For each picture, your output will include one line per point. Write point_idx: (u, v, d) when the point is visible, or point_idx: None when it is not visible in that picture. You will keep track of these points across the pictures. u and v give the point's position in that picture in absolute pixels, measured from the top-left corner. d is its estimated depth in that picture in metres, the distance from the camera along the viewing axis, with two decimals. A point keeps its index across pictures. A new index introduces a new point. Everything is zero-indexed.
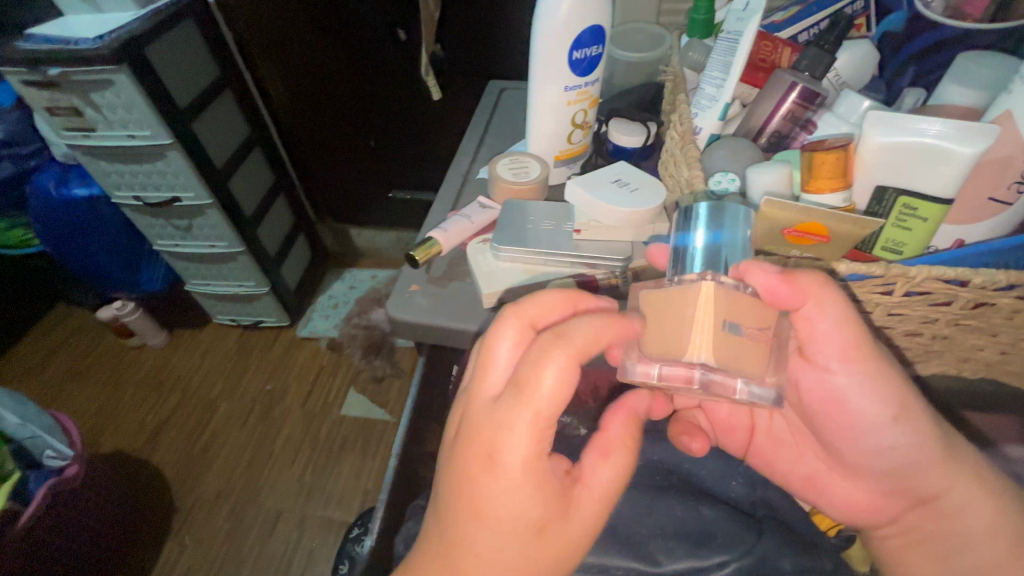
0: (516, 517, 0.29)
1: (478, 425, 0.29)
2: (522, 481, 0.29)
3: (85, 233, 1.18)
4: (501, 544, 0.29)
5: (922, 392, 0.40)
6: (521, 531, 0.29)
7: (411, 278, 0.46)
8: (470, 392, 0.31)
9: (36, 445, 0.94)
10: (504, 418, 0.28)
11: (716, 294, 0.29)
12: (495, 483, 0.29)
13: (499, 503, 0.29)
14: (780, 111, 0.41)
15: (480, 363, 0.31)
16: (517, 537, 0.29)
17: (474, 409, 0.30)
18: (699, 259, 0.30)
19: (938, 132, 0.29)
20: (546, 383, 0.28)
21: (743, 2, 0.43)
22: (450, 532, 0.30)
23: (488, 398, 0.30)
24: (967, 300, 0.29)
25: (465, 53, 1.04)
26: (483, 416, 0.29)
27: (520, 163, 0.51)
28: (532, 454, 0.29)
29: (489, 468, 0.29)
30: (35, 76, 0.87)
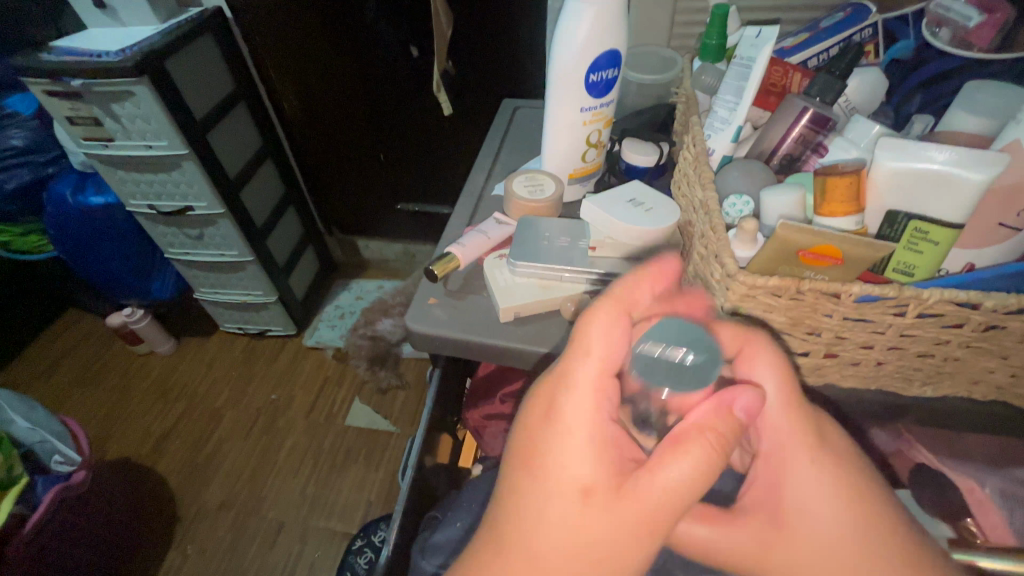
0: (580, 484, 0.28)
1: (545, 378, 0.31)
2: (588, 445, 0.28)
3: (99, 239, 1.20)
4: (567, 517, 0.27)
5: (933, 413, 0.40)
6: (590, 503, 0.27)
7: (429, 291, 0.46)
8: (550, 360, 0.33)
9: (46, 450, 0.94)
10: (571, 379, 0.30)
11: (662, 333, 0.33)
12: (561, 444, 0.29)
13: (567, 468, 0.28)
14: (791, 134, 0.42)
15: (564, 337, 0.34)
16: (587, 512, 0.27)
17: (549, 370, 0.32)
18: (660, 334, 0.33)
19: (948, 159, 0.30)
20: (598, 340, 0.30)
21: (755, 29, 0.45)
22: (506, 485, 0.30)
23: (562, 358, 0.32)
24: (979, 323, 0.30)
25: (477, 70, 1.06)
26: (550, 383, 0.30)
27: (536, 181, 0.53)
28: (597, 418, 0.29)
29: (553, 430, 0.29)
30: (58, 86, 0.90)
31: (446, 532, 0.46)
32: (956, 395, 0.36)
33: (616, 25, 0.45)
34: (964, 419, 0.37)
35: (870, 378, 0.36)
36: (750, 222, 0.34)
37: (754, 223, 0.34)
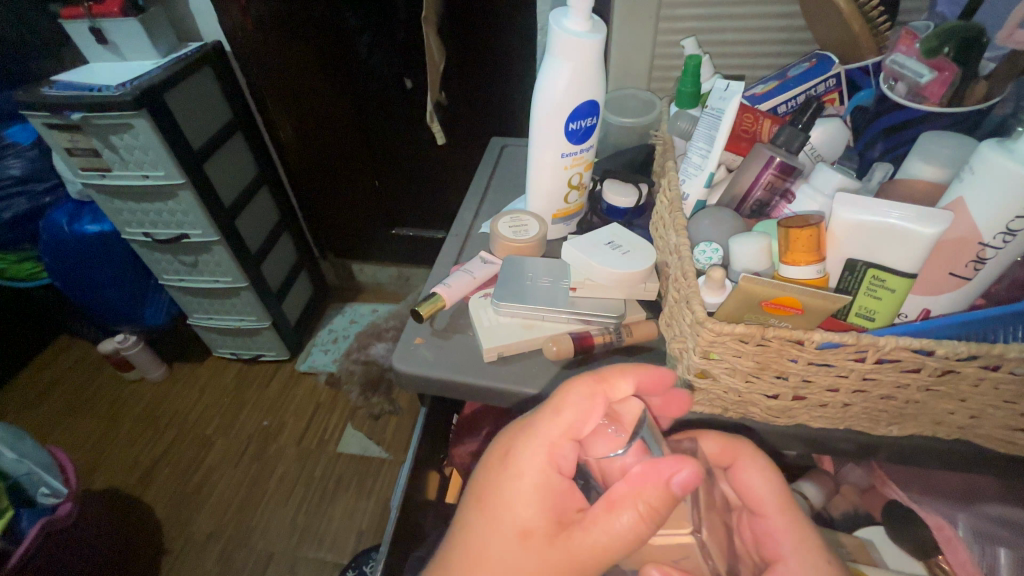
0: (522, 528, 0.30)
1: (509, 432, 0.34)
2: (537, 494, 0.31)
3: (94, 267, 1.21)
4: (508, 560, 0.30)
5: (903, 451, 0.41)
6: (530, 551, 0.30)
7: (415, 330, 0.48)
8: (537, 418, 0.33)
9: (32, 481, 0.93)
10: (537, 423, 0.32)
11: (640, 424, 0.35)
12: (511, 485, 0.31)
13: (514, 509, 0.31)
14: (761, 181, 0.44)
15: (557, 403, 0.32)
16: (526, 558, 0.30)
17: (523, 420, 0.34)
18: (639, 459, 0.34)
19: (900, 215, 0.32)
20: (572, 408, 0.32)
21: (724, 82, 0.47)
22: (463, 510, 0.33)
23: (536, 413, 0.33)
24: (935, 368, 0.31)
25: (469, 101, 1.10)
26: (516, 430, 0.33)
27: (520, 221, 0.54)
28: (546, 471, 0.31)
29: (510, 475, 0.32)
30: (58, 119, 0.92)
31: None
32: (923, 434, 0.37)
33: (593, 77, 0.47)
34: (932, 455, 0.38)
35: (838, 419, 0.37)
36: (719, 269, 0.36)
37: (723, 270, 0.36)
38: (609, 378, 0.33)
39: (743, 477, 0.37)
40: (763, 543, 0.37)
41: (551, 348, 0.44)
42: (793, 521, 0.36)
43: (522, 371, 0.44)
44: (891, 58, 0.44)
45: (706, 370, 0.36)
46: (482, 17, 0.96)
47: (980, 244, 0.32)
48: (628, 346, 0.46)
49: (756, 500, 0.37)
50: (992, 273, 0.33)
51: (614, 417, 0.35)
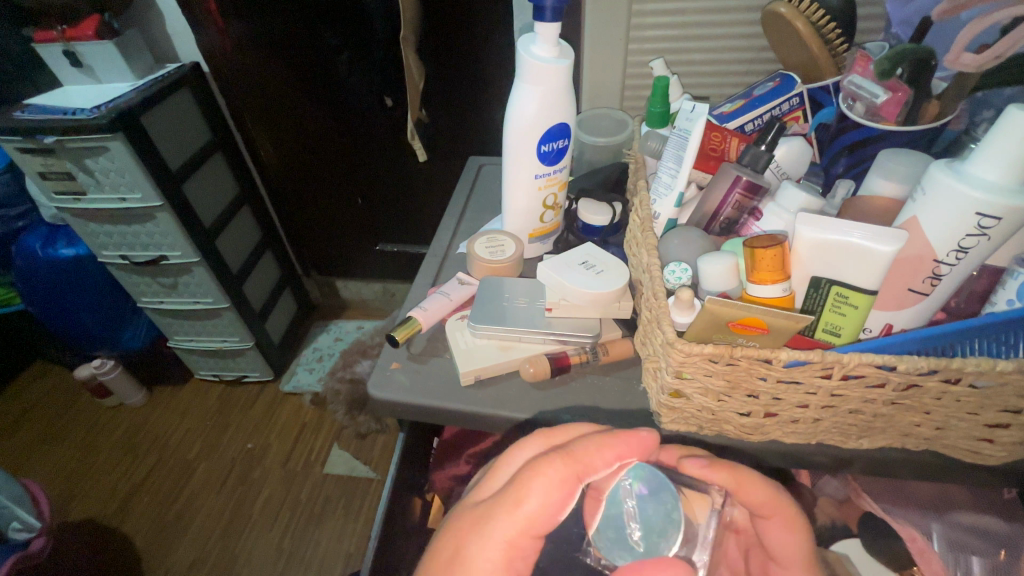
0: None
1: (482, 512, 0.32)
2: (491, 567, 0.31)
3: (69, 292, 1.19)
4: None
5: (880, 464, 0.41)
6: None
7: (391, 355, 0.47)
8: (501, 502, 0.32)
9: (4, 517, 0.90)
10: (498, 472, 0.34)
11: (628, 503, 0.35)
12: (479, 549, 0.31)
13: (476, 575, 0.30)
14: (729, 200, 0.45)
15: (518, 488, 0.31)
16: None
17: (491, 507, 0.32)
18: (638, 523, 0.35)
19: (858, 235, 0.33)
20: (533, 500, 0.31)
21: (689, 103, 0.48)
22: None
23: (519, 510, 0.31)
24: (898, 383, 0.32)
25: (449, 117, 1.10)
26: (480, 510, 0.33)
27: (497, 242, 0.55)
28: (503, 546, 0.31)
29: (469, 546, 0.31)
30: (30, 144, 0.91)
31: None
32: (891, 446, 0.38)
33: (563, 100, 0.48)
34: (903, 466, 0.39)
35: (809, 434, 0.37)
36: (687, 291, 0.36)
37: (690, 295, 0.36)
38: (583, 459, 0.32)
39: (769, 530, 0.36)
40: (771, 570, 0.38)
41: (528, 370, 0.44)
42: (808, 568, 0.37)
43: (498, 394, 0.44)
44: (848, 79, 0.45)
45: (680, 389, 0.36)
46: (462, 35, 0.97)
47: (936, 261, 0.33)
48: (604, 364, 0.46)
49: (782, 554, 0.36)
50: (950, 288, 0.34)
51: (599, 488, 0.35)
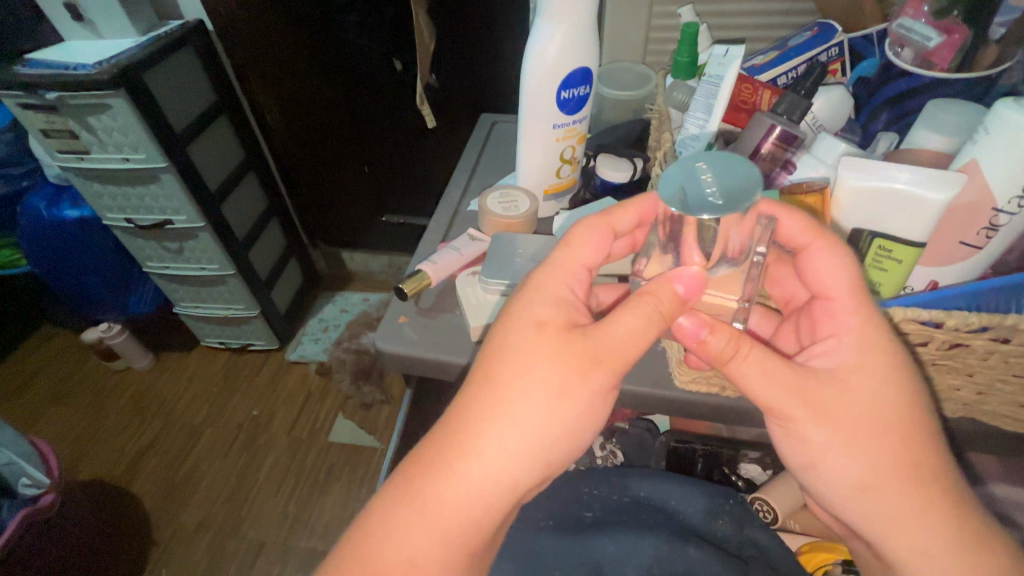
0: (535, 376, 0.31)
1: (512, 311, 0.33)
2: (545, 348, 0.31)
3: (74, 254, 1.18)
4: (525, 406, 0.31)
5: None
6: (544, 387, 0.31)
7: (399, 309, 0.46)
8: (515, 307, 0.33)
9: (13, 472, 0.91)
10: (555, 266, 0.35)
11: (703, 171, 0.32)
12: (514, 337, 0.32)
13: (525, 366, 0.31)
14: (760, 151, 0.42)
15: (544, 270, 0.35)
16: (534, 399, 0.31)
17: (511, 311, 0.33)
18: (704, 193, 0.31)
19: (909, 180, 0.31)
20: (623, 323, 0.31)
21: (722, 48, 0.45)
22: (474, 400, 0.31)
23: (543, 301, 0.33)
24: (943, 342, 0.30)
25: (462, 80, 1.05)
26: (516, 307, 0.33)
27: (510, 197, 0.52)
28: (543, 310, 0.33)
29: (510, 334, 0.32)
30: (33, 99, 0.89)
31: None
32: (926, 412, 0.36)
33: (586, 43, 0.45)
34: None
35: None
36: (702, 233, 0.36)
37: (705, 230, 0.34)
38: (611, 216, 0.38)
39: (808, 260, 0.34)
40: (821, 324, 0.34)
41: None
42: (861, 309, 0.32)
43: None
44: (898, 22, 0.42)
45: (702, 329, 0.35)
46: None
47: (993, 210, 0.31)
48: None
49: (825, 285, 0.33)
50: (1005, 241, 0.32)
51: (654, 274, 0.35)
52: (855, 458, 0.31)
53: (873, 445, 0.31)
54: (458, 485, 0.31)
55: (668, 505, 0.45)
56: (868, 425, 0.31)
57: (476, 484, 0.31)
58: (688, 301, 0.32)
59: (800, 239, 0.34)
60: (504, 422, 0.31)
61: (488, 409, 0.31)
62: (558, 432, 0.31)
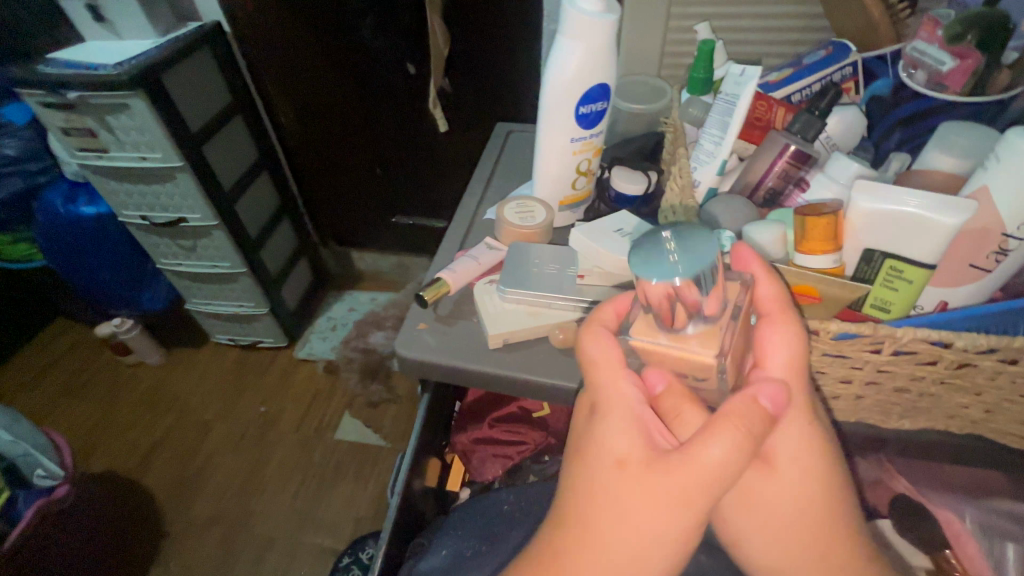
0: (619, 511, 0.28)
1: (584, 446, 0.31)
2: (625, 485, 0.28)
3: (90, 250, 1.20)
4: (621, 543, 0.28)
5: (921, 449, 0.40)
6: (634, 519, 0.28)
7: (419, 315, 0.47)
8: (587, 437, 0.31)
9: (28, 463, 0.92)
10: (599, 377, 0.32)
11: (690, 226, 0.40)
12: (593, 477, 0.29)
13: (608, 502, 0.29)
14: (774, 169, 0.43)
15: (602, 395, 0.31)
16: (621, 536, 0.28)
17: (584, 439, 0.31)
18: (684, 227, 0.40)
19: (919, 204, 0.32)
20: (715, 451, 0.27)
21: (739, 66, 0.46)
22: (564, 543, 0.29)
23: (611, 424, 0.30)
24: (951, 361, 0.31)
25: (474, 86, 1.05)
26: (585, 439, 0.31)
27: (527, 208, 0.53)
28: (619, 441, 0.29)
29: (589, 471, 0.30)
30: (55, 98, 0.91)
31: (427, 560, 0.46)
32: (933, 428, 0.37)
33: (605, 60, 0.46)
34: (941, 449, 0.38)
35: (850, 411, 0.37)
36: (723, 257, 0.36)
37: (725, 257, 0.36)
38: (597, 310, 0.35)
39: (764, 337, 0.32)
40: (755, 387, 0.34)
41: (558, 336, 0.44)
42: (800, 386, 0.31)
43: (527, 360, 0.43)
44: (911, 46, 0.44)
45: None
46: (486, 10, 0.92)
47: (1002, 235, 0.31)
48: None
49: (767, 361, 0.32)
50: (1013, 266, 0.33)
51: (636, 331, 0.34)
52: (757, 526, 0.33)
53: (773, 517, 0.32)
54: None
55: None
56: (770, 501, 0.32)
57: None
58: (775, 412, 0.29)
59: (818, 256, 0.34)
60: (596, 567, 0.28)
61: (587, 556, 0.29)
62: (666, 568, 0.28)
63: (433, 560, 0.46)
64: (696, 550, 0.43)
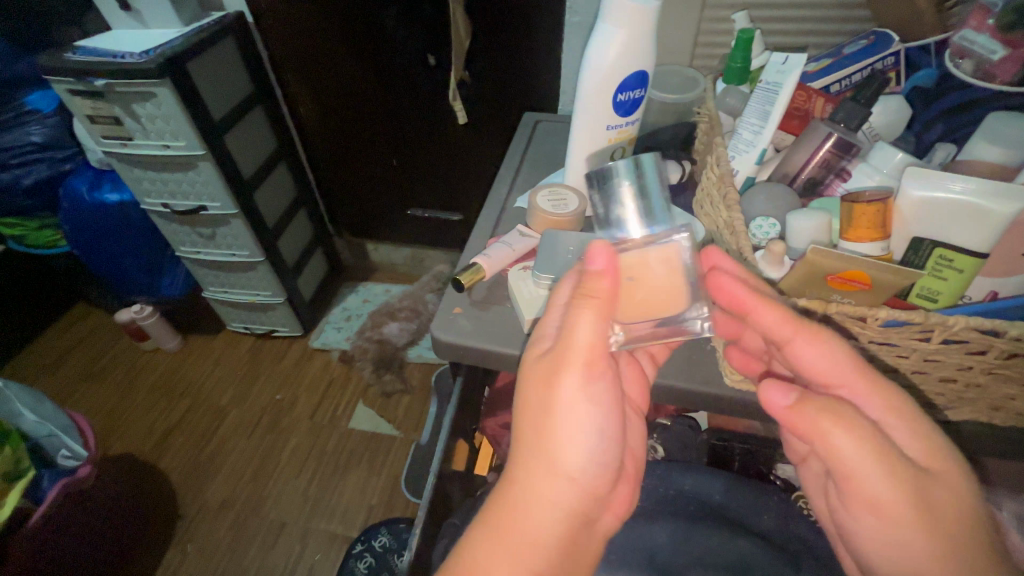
0: (542, 406, 0.36)
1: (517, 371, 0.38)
2: (538, 384, 0.36)
3: (113, 236, 1.22)
4: (550, 428, 0.35)
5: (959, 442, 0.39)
6: (553, 405, 0.35)
7: (454, 299, 0.47)
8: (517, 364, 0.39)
9: (53, 444, 0.95)
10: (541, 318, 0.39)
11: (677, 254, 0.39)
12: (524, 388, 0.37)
13: (529, 401, 0.36)
14: (815, 158, 0.43)
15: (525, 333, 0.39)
16: (549, 423, 0.36)
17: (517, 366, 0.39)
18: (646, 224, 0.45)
19: (969, 190, 0.32)
20: (581, 331, 0.35)
21: (781, 55, 0.46)
22: (517, 446, 0.37)
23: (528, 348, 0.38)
24: (1002, 351, 0.30)
25: (492, 80, 1.03)
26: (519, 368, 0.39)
27: (559, 196, 0.53)
28: (533, 356, 0.37)
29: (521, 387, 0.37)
30: (82, 86, 0.92)
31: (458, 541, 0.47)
32: (975, 420, 0.36)
33: (646, 48, 0.46)
34: (982, 443, 0.38)
35: None
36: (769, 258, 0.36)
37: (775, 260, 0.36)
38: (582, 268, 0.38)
39: (795, 353, 0.33)
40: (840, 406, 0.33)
41: None
42: (874, 387, 0.31)
43: None
44: (959, 34, 0.43)
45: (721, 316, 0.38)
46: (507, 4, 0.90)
47: None
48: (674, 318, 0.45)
49: (818, 372, 0.32)
50: None
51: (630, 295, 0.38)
52: (908, 541, 0.32)
53: (926, 530, 0.31)
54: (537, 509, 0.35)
55: (710, 497, 0.48)
56: (906, 518, 0.32)
57: (549, 500, 0.35)
58: (605, 268, 0.36)
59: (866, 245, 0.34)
60: (544, 451, 0.36)
61: (529, 446, 0.36)
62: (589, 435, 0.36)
63: None
64: (729, 536, 0.44)
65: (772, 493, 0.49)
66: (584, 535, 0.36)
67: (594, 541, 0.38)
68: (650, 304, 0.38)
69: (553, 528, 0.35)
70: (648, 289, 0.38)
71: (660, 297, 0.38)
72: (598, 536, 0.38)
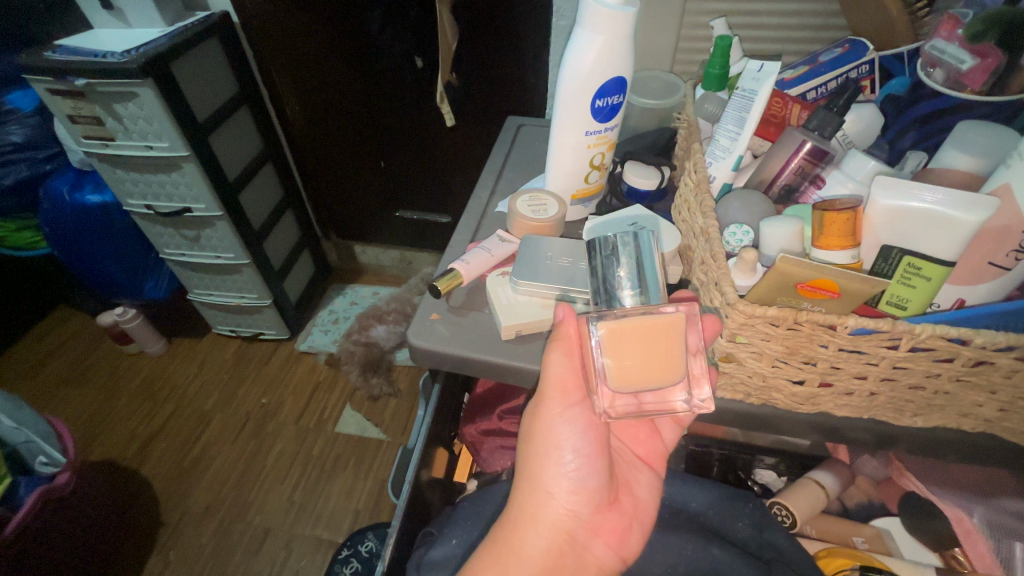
0: (534, 432, 0.41)
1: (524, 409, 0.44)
2: (532, 415, 0.42)
3: (93, 238, 1.19)
4: (541, 452, 0.41)
5: (929, 454, 0.39)
6: (540, 432, 0.41)
7: (432, 305, 0.47)
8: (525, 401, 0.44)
9: (30, 450, 0.91)
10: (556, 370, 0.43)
11: (678, 321, 0.37)
12: (526, 422, 0.43)
13: (528, 433, 0.42)
14: (791, 165, 0.43)
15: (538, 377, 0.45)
16: (539, 447, 0.41)
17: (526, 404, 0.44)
18: (631, 274, 0.37)
19: (941, 202, 0.32)
20: (552, 367, 0.39)
21: (757, 63, 0.46)
22: (518, 473, 0.42)
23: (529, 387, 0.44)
24: (968, 358, 0.31)
25: (480, 83, 1.03)
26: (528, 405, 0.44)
27: (539, 201, 0.53)
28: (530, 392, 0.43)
29: (524, 420, 0.43)
30: (61, 85, 0.89)
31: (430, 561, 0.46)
32: (946, 427, 0.36)
33: (624, 53, 0.46)
34: (954, 449, 0.37)
35: (863, 407, 0.36)
36: (748, 272, 0.36)
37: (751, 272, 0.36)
38: (575, 337, 0.39)
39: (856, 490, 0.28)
40: None
41: None
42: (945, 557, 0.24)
43: (537, 351, 0.43)
44: (931, 44, 0.43)
45: (730, 353, 0.36)
46: (496, 4, 0.90)
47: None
48: None
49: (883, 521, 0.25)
50: None
51: (608, 359, 0.37)
52: None
53: None
54: (528, 528, 0.39)
55: (688, 506, 0.48)
56: None
57: (538, 517, 0.39)
58: (563, 320, 0.39)
59: (840, 252, 0.34)
60: (536, 473, 0.40)
61: (524, 471, 0.41)
62: (575, 459, 0.40)
63: (438, 552, 0.46)
64: (703, 544, 0.44)
65: (749, 498, 0.49)
66: (571, 556, 0.39)
67: (586, 569, 0.40)
68: (641, 373, 0.38)
69: (539, 543, 0.39)
70: (636, 359, 0.37)
71: (650, 368, 0.37)
72: (592, 568, 0.40)
